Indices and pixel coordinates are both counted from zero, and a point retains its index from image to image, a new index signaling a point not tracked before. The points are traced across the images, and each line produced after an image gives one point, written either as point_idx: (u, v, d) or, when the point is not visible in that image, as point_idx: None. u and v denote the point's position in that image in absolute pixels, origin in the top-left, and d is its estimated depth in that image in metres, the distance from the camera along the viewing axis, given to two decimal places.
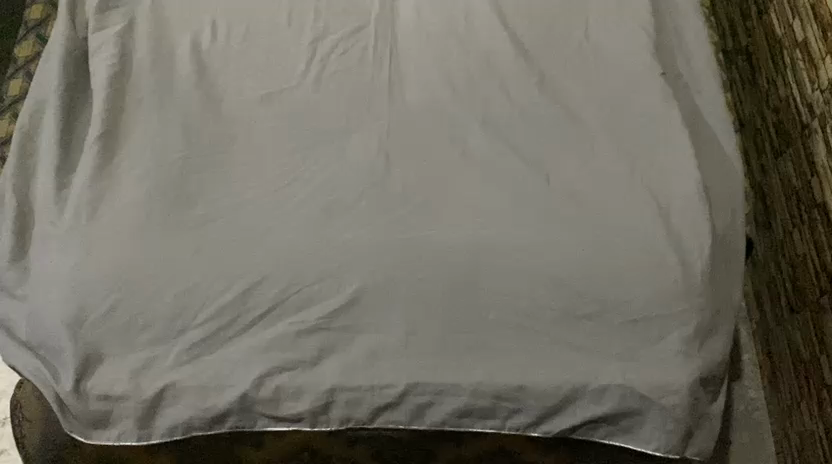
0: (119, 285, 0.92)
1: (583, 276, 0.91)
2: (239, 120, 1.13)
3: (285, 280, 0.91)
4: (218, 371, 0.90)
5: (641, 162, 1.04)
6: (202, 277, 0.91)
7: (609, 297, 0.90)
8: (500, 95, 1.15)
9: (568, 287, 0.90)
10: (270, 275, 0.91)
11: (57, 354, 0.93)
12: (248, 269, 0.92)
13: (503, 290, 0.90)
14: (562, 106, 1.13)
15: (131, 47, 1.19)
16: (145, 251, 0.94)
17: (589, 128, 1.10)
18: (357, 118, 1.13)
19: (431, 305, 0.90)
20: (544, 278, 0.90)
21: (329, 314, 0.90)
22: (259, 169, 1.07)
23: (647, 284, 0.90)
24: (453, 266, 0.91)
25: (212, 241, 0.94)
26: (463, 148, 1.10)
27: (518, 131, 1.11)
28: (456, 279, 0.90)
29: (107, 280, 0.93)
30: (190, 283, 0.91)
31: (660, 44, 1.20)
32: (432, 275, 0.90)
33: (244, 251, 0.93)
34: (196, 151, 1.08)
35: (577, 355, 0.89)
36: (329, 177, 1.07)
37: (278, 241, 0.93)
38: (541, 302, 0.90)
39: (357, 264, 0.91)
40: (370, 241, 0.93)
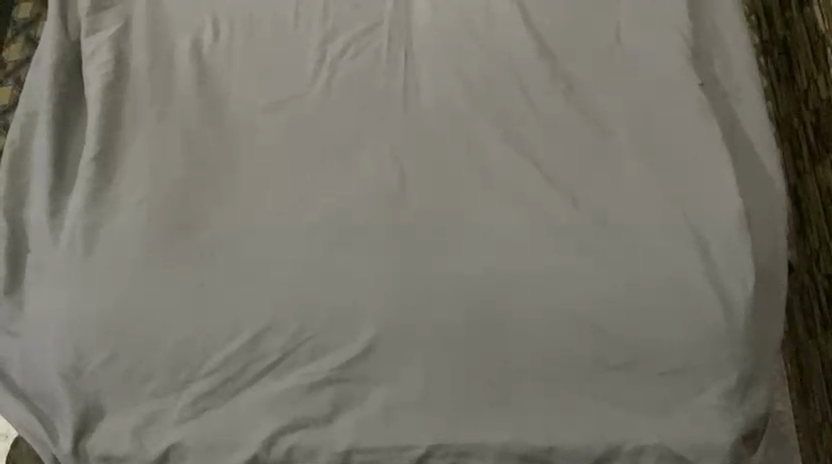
0: (121, 327, 0.87)
1: (613, 321, 0.84)
2: (242, 132, 1.05)
3: (295, 326, 0.86)
4: (231, 426, 0.85)
5: (679, 181, 0.96)
6: (203, 320, 0.86)
7: (639, 343, 0.84)
8: (520, 104, 1.05)
9: (604, 335, 0.84)
10: (277, 321, 0.86)
11: (59, 399, 0.88)
12: (254, 312, 0.86)
13: (525, 332, 0.85)
14: (592, 118, 1.03)
15: (127, 51, 1.10)
16: (146, 291, 0.88)
17: (621, 144, 1.00)
18: (368, 131, 1.04)
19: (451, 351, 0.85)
20: (569, 321, 0.85)
21: (342, 366, 0.85)
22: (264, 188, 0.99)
23: (680, 330, 0.84)
24: (472, 306, 0.86)
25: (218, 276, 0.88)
26: (482, 164, 0.99)
27: (542, 146, 1.00)
28: (476, 320, 0.85)
29: (105, 323, 0.87)
30: (193, 327, 0.86)
31: (697, 50, 1.09)
32: (448, 313, 0.85)
33: (247, 289, 0.87)
34: (200, 170, 1.00)
35: (609, 406, 0.84)
36: (337, 200, 0.98)
37: (287, 281, 0.87)
38: (568, 347, 0.84)
39: (372, 303, 0.86)
40: (384, 278, 0.87)
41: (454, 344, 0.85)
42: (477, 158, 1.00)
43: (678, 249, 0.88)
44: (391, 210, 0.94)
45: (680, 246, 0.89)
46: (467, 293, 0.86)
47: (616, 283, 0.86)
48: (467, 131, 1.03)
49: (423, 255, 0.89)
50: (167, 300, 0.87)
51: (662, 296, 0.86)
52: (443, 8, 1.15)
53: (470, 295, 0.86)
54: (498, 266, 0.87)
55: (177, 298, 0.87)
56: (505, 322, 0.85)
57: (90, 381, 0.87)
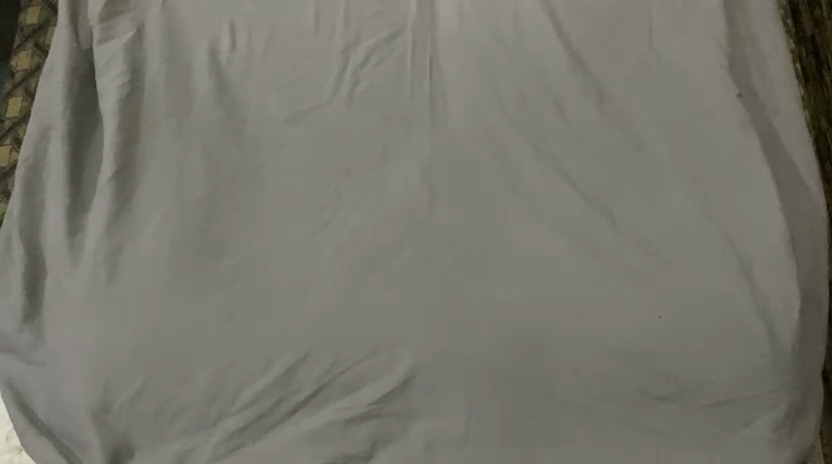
0: (152, 360, 0.86)
1: (661, 352, 0.84)
2: (264, 145, 1.02)
3: (330, 360, 0.86)
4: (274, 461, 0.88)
5: (720, 198, 0.93)
6: (239, 353, 0.86)
7: (683, 375, 0.84)
8: (555, 117, 1.02)
9: (647, 363, 0.84)
10: (313, 353, 0.86)
11: (90, 428, 0.88)
12: (288, 345, 0.86)
13: (569, 365, 0.85)
14: (627, 131, 1.00)
15: (142, 60, 1.06)
16: (176, 324, 0.87)
17: (658, 158, 0.97)
18: (395, 146, 1.02)
19: (496, 385, 0.86)
20: (615, 353, 0.84)
21: (382, 400, 0.87)
22: (290, 207, 0.96)
23: (723, 361, 0.84)
24: (516, 339, 0.86)
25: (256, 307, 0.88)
26: (515, 182, 0.98)
27: (577, 163, 0.98)
28: (520, 353, 0.85)
29: (133, 359, 0.86)
30: (226, 361, 0.86)
31: (733, 58, 1.05)
32: (496, 348, 0.86)
33: (282, 320, 0.87)
34: (223, 188, 0.97)
35: (643, 437, 0.86)
36: (367, 216, 0.95)
37: (321, 312, 0.87)
38: (619, 380, 0.84)
39: (419, 338, 0.86)
40: (430, 310, 0.87)
41: (499, 379, 0.85)
42: (508, 175, 0.98)
43: (721, 273, 0.87)
44: (427, 236, 0.93)
45: (725, 271, 0.87)
46: (513, 326, 0.86)
47: (663, 314, 0.85)
48: (501, 146, 1.01)
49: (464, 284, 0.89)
50: (199, 332, 0.86)
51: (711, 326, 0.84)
52: (469, 13, 1.10)
53: (515, 328, 0.86)
54: (541, 298, 0.87)
55: (206, 329, 0.86)
56: (550, 355, 0.85)
57: (124, 412, 0.87)
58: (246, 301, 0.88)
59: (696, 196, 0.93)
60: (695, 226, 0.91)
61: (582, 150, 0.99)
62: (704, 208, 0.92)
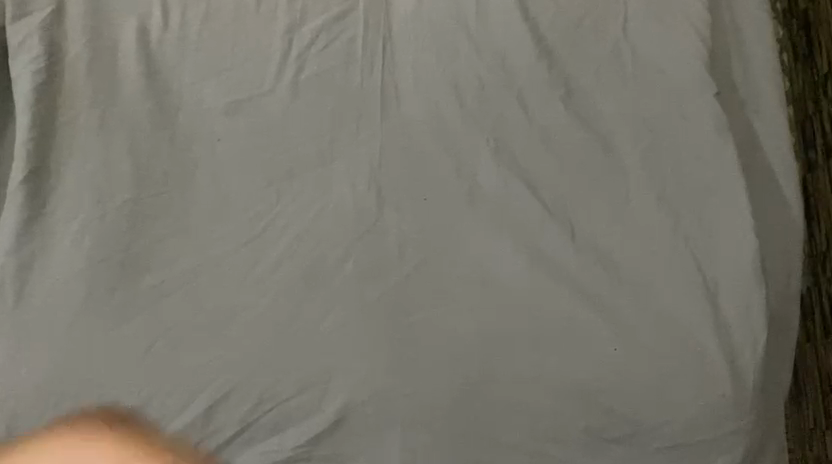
0: (68, 386, 0.81)
1: (616, 390, 0.80)
2: (199, 140, 0.92)
3: (254, 398, 0.81)
4: None
5: (689, 215, 0.87)
6: (155, 390, 0.81)
7: (639, 414, 0.79)
8: (518, 113, 0.93)
9: (595, 401, 0.80)
10: (238, 388, 0.81)
11: None
12: (212, 378, 0.81)
13: (515, 403, 0.80)
14: (595, 133, 0.92)
15: (61, 41, 0.95)
16: (92, 350, 0.82)
17: (625, 167, 0.90)
18: (342, 141, 0.92)
19: (438, 424, 0.80)
20: (566, 391, 0.80)
21: (310, 443, 0.80)
22: (223, 215, 0.88)
23: (684, 400, 0.79)
24: (461, 375, 0.81)
25: (184, 330, 0.83)
26: (471, 188, 0.89)
27: (540, 167, 0.90)
28: (471, 385, 0.80)
29: (44, 388, 0.81)
30: (144, 396, 0.81)
31: (715, 51, 0.96)
32: (440, 382, 0.81)
33: (207, 348, 0.82)
34: (149, 192, 0.89)
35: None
36: (308, 226, 0.87)
37: (254, 340, 0.82)
38: (565, 420, 0.80)
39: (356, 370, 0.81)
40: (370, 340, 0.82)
41: (440, 417, 0.80)
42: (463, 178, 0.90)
43: (685, 301, 0.82)
44: (372, 250, 0.86)
45: (687, 299, 0.83)
46: (462, 359, 0.81)
47: (618, 346, 0.81)
48: (459, 146, 0.91)
49: (410, 310, 0.83)
50: (122, 359, 0.82)
51: (669, 361, 0.80)
52: None
53: (462, 360, 0.81)
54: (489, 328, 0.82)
55: (125, 358, 0.82)
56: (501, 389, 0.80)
57: (22, 440, 0.80)
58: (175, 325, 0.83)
59: (661, 212, 0.87)
60: (656, 246, 0.85)
61: (546, 154, 0.91)
62: (670, 228, 0.86)
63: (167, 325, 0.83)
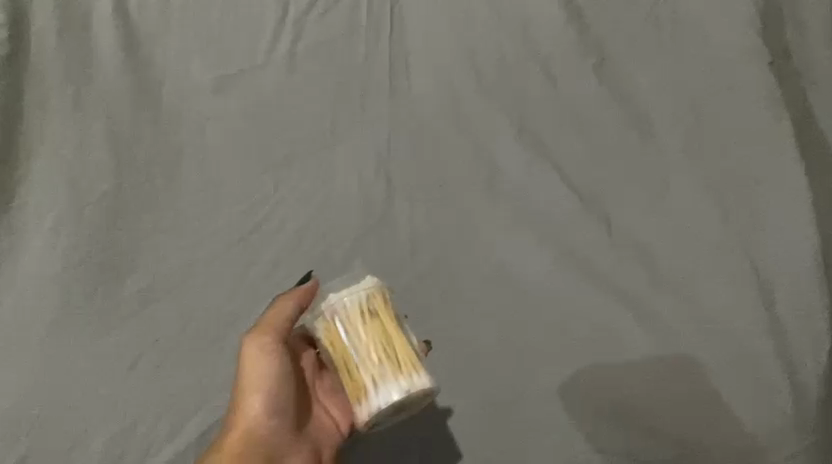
0: (34, 413, 0.70)
1: (666, 408, 0.70)
2: (188, 118, 0.83)
3: None
4: None
5: (732, 199, 0.78)
6: (139, 416, 0.71)
7: (696, 438, 0.69)
8: (543, 85, 0.84)
9: (638, 422, 0.70)
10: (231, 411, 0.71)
11: None
12: (203, 399, 0.71)
13: (546, 423, 0.70)
14: (625, 107, 0.83)
15: (25, 6, 0.83)
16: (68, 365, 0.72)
17: (660, 146, 0.82)
18: (346, 119, 0.83)
19: (459, 451, 0.70)
20: (608, 409, 0.70)
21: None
22: (215, 208, 0.80)
23: (745, 420, 0.69)
24: (485, 391, 0.72)
25: (174, 343, 0.74)
26: (488, 170, 0.82)
27: (564, 145, 0.82)
28: (497, 404, 0.71)
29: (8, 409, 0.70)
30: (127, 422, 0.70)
31: (767, 14, 0.85)
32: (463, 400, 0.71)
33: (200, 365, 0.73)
34: (133, 180, 0.80)
35: None
36: (311, 216, 0.79)
37: None
38: (605, 444, 0.69)
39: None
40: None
41: (462, 446, 0.70)
42: (480, 159, 0.82)
43: (730, 294, 0.74)
44: (381, 245, 0.78)
45: (733, 292, 0.74)
46: (485, 372, 0.73)
47: (664, 356, 0.72)
48: (476, 123, 0.83)
49: (426, 317, 0.75)
50: (101, 377, 0.72)
51: (722, 371, 0.71)
52: None
53: (486, 373, 0.72)
54: (514, 336, 0.74)
55: (106, 375, 0.72)
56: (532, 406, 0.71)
57: None
58: (165, 337, 0.74)
59: (701, 195, 0.79)
60: (696, 233, 0.77)
61: (570, 131, 0.83)
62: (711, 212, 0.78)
63: (153, 339, 0.74)
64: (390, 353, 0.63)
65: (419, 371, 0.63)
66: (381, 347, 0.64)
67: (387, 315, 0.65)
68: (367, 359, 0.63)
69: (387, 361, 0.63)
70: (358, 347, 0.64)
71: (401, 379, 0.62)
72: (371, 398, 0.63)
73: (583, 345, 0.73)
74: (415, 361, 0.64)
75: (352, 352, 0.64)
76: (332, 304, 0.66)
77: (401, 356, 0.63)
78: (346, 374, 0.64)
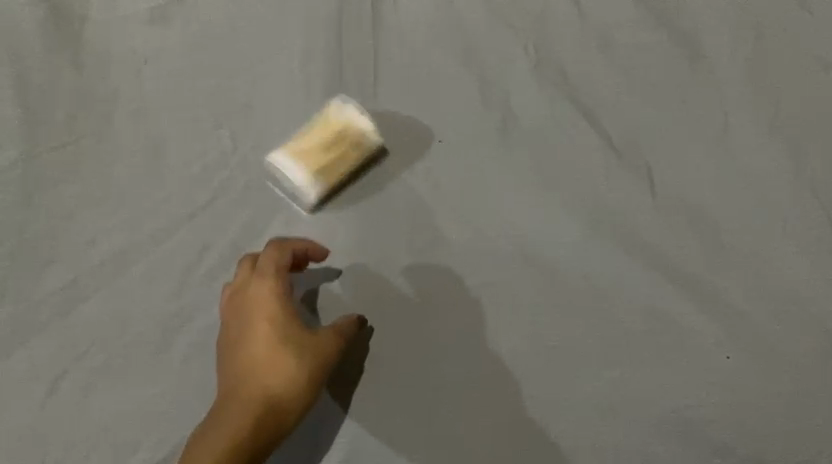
0: None
1: (734, 419, 0.56)
2: (120, 60, 0.67)
3: None
4: None
5: (809, 142, 0.62)
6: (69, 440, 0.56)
7: (766, 450, 0.55)
8: (566, 5, 0.68)
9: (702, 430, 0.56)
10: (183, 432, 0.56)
11: None
12: (149, 418, 0.56)
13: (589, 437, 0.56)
14: (669, 30, 0.67)
15: None
16: None
17: (717, 75, 0.65)
18: (321, 54, 0.67)
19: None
20: (658, 421, 0.56)
21: None
22: (157, 171, 0.63)
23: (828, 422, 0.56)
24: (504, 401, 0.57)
25: (107, 355, 0.58)
26: (500, 113, 0.65)
27: (596, 77, 0.65)
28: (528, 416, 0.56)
29: None
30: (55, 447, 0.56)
31: None
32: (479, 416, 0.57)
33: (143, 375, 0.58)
34: (49, 140, 0.64)
35: None
36: (279, 177, 0.63)
37: (207, 357, 0.58)
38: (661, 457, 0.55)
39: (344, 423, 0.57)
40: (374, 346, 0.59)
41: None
42: (490, 100, 0.65)
43: (809, 261, 0.59)
44: (371, 211, 0.62)
45: (813, 259, 0.59)
46: (505, 379, 0.58)
47: (731, 354, 0.58)
48: (484, 56, 0.67)
49: (427, 313, 0.59)
50: (13, 403, 0.57)
51: (800, 365, 0.57)
52: None
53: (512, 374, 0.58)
54: (541, 331, 0.59)
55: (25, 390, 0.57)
56: (565, 419, 0.57)
57: None
58: (91, 349, 0.58)
59: (769, 138, 0.63)
60: (764, 186, 0.62)
61: (602, 60, 0.66)
62: (782, 158, 0.62)
63: (81, 345, 0.58)
64: (334, 165, 0.62)
65: (321, 192, 0.61)
66: (341, 152, 0.62)
67: (362, 172, 0.63)
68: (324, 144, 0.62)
69: (332, 169, 0.61)
70: (323, 135, 0.62)
71: (308, 176, 0.61)
72: (285, 154, 0.62)
73: (626, 342, 0.58)
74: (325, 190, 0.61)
75: (329, 129, 0.62)
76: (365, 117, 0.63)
77: (334, 182, 0.61)
78: (305, 127, 0.64)
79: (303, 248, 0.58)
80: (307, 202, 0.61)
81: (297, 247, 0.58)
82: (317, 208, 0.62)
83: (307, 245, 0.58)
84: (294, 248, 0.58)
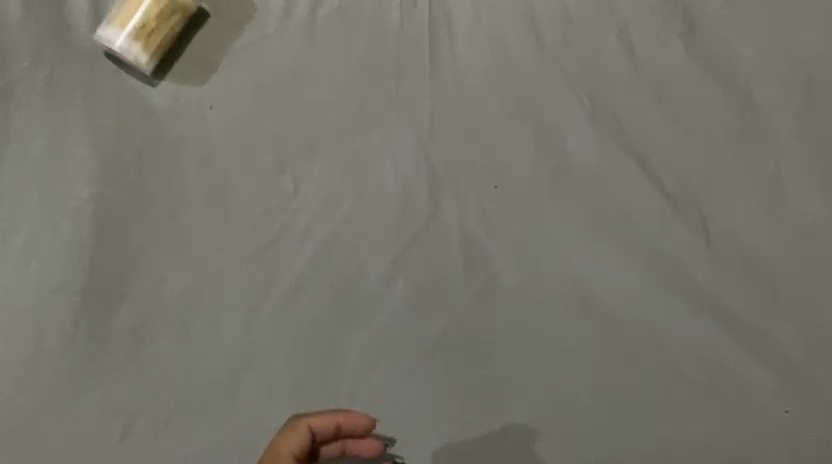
0: None
1: None
2: (186, 106, 0.69)
3: None
4: None
5: None
6: None
7: None
8: (622, 53, 0.69)
9: None
10: None
11: None
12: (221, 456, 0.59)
13: None
14: (725, 80, 0.67)
15: None
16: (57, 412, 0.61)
17: (772, 128, 0.66)
18: (381, 102, 0.69)
19: None
20: None
21: None
22: (223, 215, 0.66)
23: None
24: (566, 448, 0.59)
25: (179, 394, 0.61)
26: (555, 162, 0.66)
27: (651, 127, 0.66)
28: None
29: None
30: None
31: None
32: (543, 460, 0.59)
33: (214, 416, 0.60)
34: (120, 183, 0.67)
35: None
36: (339, 223, 0.65)
37: (275, 400, 0.60)
38: None
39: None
40: (439, 388, 0.61)
41: None
42: (546, 149, 0.67)
43: None
44: (430, 258, 0.64)
45: None
46: (564, 429, 0.60)
47: (790, 407, 0.59)
48: (539, 103, 0.68)
49: (486, 361, 0.61)
50: (89, 438, 0.60)
51: None
52: None
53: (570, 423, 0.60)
54: (601, 379, 0.60)
55: (101, 427, 0.60)
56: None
57: None
58: (162, 388, 0.61)
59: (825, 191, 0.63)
60: (820, 239, 0.62)
61: (658, 111, 0.67)
62: None
63: (152, 385, 0.61)
64: (158, 32, 0.68)
65: (151, 59, 0.69)
66: (167, 23, 0.69)
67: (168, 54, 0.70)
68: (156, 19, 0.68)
69: (160, 40, 0.69)
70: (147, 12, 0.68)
71: (134, 45, 0.68)
72: (110, 27, 0.68)
73: (681, 393, 0.60)
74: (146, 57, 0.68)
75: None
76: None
77: (157, 49, 0.69)
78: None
79: (324, 423, 0.55)
80: (143, 70, 0.69)
81: (316, 423, 0.55)
82: (155, 78, 0.70)
83: (328, 421, 0.55)
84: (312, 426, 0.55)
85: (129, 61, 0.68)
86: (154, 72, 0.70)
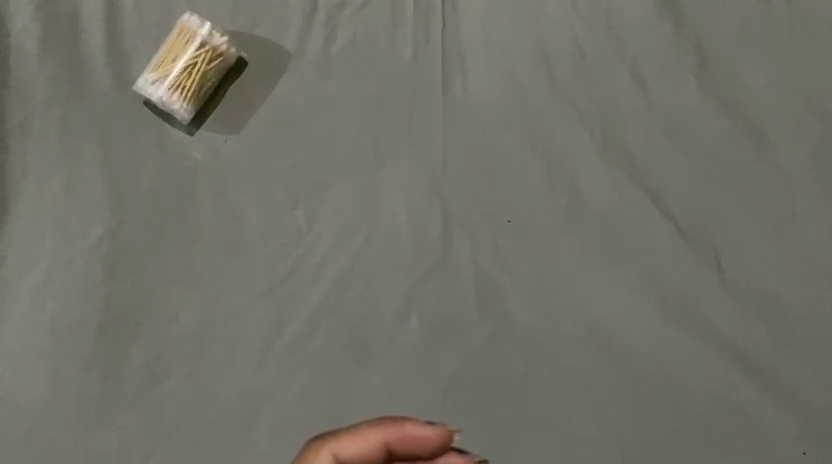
0: None
1: None
2: (199, 141, 0.69)
3: None
4: None
5: None
6: None
7: None
8: (634, 90, 0.69)
9: None
10: None
11: None
12: None
13: None
14: (737, 116, 0.67)
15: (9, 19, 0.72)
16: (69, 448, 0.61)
17: (785, 165, 0.65)
18: (393, 138, 0.69)
19: None
20: None
21: None
22: (236, 251, 0.66)
23: None
24: None
25: (192, 431, 0.61)
26: (567, 198, 0.66)
27: (663, 163, 0.66)
28: None
29: None
30: None
31: None
32: None
33: (225, 454, 0.60)
34: (134, 218, 0.67)
35: None
36: (352, 260, 0.65)
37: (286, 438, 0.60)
38: None
39: None
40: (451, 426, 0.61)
41: None
42: (559, 185, 0.67)
43: None
44: (443, 295, 0.64)
45: None
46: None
47: (807, 449, 0.58)
48: (551, 139, 0.68)
49: (498, 400, 0.61)
50: None
51: None
52: None
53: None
54: (615, 418, 0.60)
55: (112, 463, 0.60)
56: None
57: None
58: (174, 424, 0.61)
59: None
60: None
61: (670, 146, 0.67)
62: None
63: (164, 422, 0.61)
64: (193, 78, 0.69)
65: (189, 107, 0.69)
66: (201, 70, 0.69)
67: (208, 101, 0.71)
68: (191, 66, 0.70)
69: (196, 87, 0.69)
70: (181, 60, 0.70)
71: (169, 93, 0.69)
72: (148, 77, 0.70)
73: (696, 433, 0.59)
74: (183, 103, 0.69)
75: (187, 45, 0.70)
76: (214, 33, 0.70)
77: (194, 96, 0.69)
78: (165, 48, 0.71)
79: (379, 443, 0.52)
80: (181, 118, 0.70)
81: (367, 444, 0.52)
82: (193, 126, 0.70)
83: (382, 440, 0.52)
84: (362, 447, 0.52)
85: (168, 109, 0.69)
86: (192, 121, 0.70)
